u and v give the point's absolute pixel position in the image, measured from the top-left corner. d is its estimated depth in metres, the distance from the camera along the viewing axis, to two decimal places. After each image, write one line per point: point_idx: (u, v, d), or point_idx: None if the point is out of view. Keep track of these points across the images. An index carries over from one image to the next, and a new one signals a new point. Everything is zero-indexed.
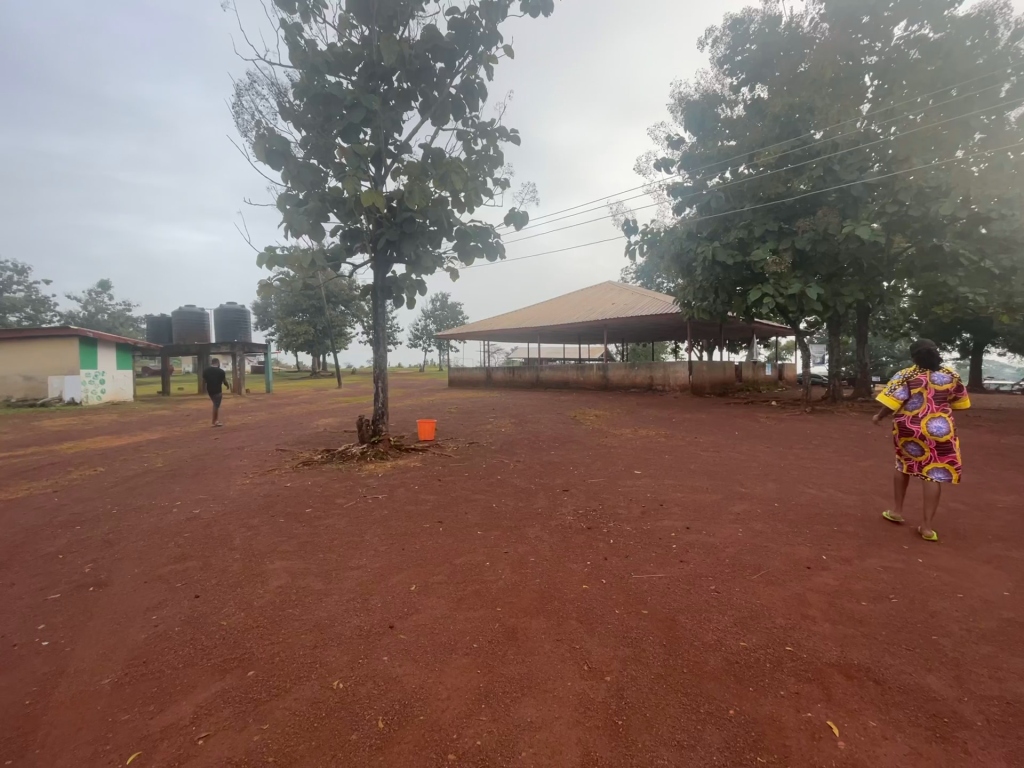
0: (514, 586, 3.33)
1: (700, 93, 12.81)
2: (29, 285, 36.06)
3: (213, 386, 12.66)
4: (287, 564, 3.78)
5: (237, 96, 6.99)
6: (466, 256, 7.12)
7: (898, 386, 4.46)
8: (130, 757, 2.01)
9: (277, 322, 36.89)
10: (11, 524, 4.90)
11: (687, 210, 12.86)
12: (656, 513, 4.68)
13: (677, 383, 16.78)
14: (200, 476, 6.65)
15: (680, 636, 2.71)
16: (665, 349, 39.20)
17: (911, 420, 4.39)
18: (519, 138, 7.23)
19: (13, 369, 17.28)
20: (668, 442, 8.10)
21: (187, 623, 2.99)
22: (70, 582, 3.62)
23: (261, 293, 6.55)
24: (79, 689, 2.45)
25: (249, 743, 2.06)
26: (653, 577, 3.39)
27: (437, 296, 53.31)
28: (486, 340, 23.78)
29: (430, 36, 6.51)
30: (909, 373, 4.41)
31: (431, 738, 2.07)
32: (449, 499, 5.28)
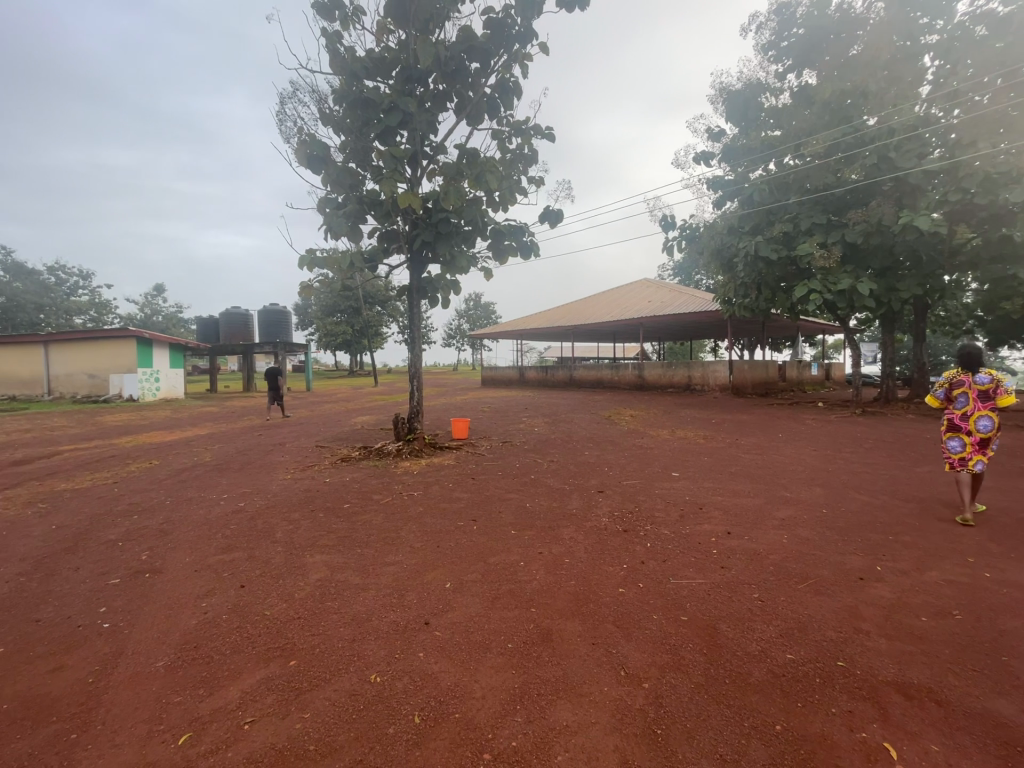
0: (549, 587, 3.30)
1: (743, 83, 12.37)
2: (93, 289, 38.84)
3: (274, 384, 13.12)
4: (326, 558, 3.88)
5: (280, 105, 7.27)
6: (500, 255, 7.13)
7: (940, 388, 4.52)
8: (182, 738, 2.10)
9: (316, 322, 38.09)
10: (77, 512, 5.25)
11: (728, 204, 12.44)
12: (695, 517, 4.54)
13: (716, 382, 16.25)
14: (244, 470, 6.93)
15: (721, 645, 2.62)
16: (702, 347, 38.14)
17: (960, 415, 4.41)
18: (554, 135, 7.19)
19: (79, 369, 18.62)
20: (706, 445, 7.85)
21: (233, 612, 3.11)
22: (128, 567, 3.84)
23: (302, 293, 6.76)
24: (136, 670, 2.59)
25: (291, 731, 2.11)
26: (693, 582, 3.30)
27: (470, 296, 53.82)
28: (519, 339, 23.76)
29: (466, 36, 6.54)
30: (951, 375, 4.45)
31: (467, 736, 2.07)
32: (482, 498, 5.28)
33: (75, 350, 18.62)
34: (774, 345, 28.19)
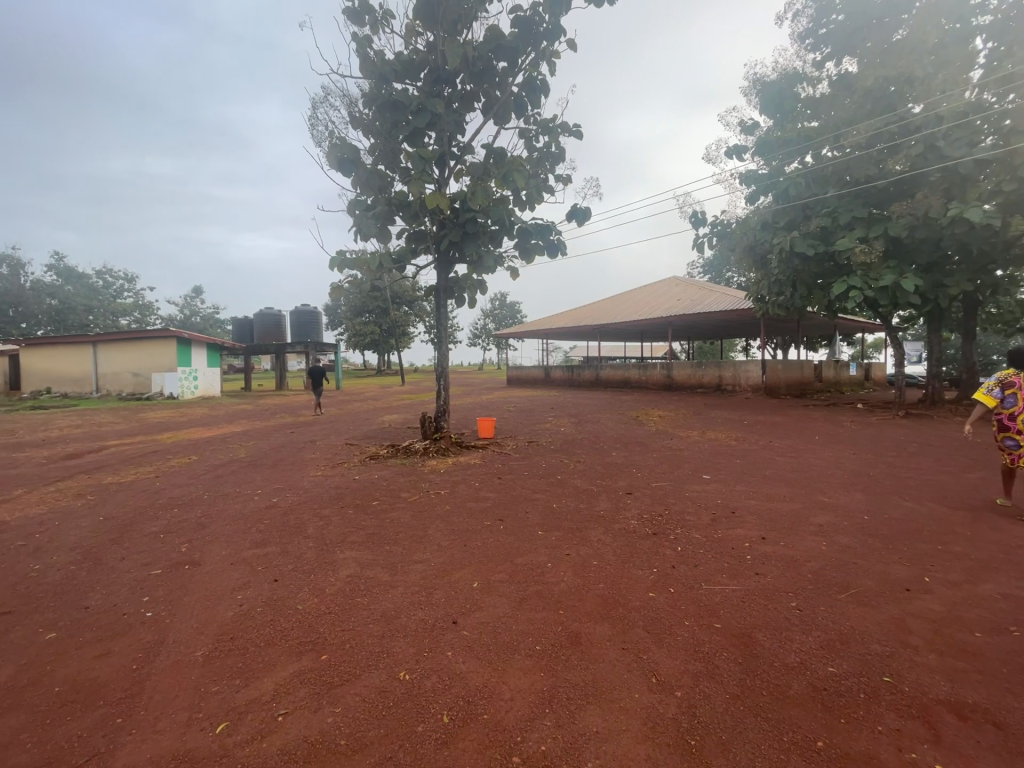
0: (578, 589, 3.26)
1: (778, 73, 11.98)
2: (138, 292, 40.82)
3: None
4: (355, 555, 3.94)
5: (312, 110, 7.43)
6: (527, 254, 7.10)
7: (992, 386, 4.28)
8: (219, 726, 2.16)
9: (345, 322, 38.92)
10: (122, 504, 5.50)
11: (762, 199, 12.06)
12: (727, 521, 4.41)
13: (748, 382, 15.81)
14: (277, 467, 7.12)
15: (757, 655, 2.53)
16: (733, 346, 37.24)
17: (1008, 416, 4.18)
18: (582, 132, 7.12)
19: (124, 368, 19.53)
20: (739, 447, 7.63)
21: (267, 605, 3.19)
22: (170, 559, 3.99)
23: (333, 294, 6.91)
24: (176, 658, 2.68)
25: (324, 724, 2.15)
26: (726, 588, 3.21)
27: (496, 295, 54.04)
28: (545, 338, 23.72)
29: (494, 35, 6.55)
30: (1003, 372, 4.21)
31: (497, 737, 2.06)
32: (509, 498, 5.28)
33: (120, 350, 19.53)
34: (809, 343, 27.27)
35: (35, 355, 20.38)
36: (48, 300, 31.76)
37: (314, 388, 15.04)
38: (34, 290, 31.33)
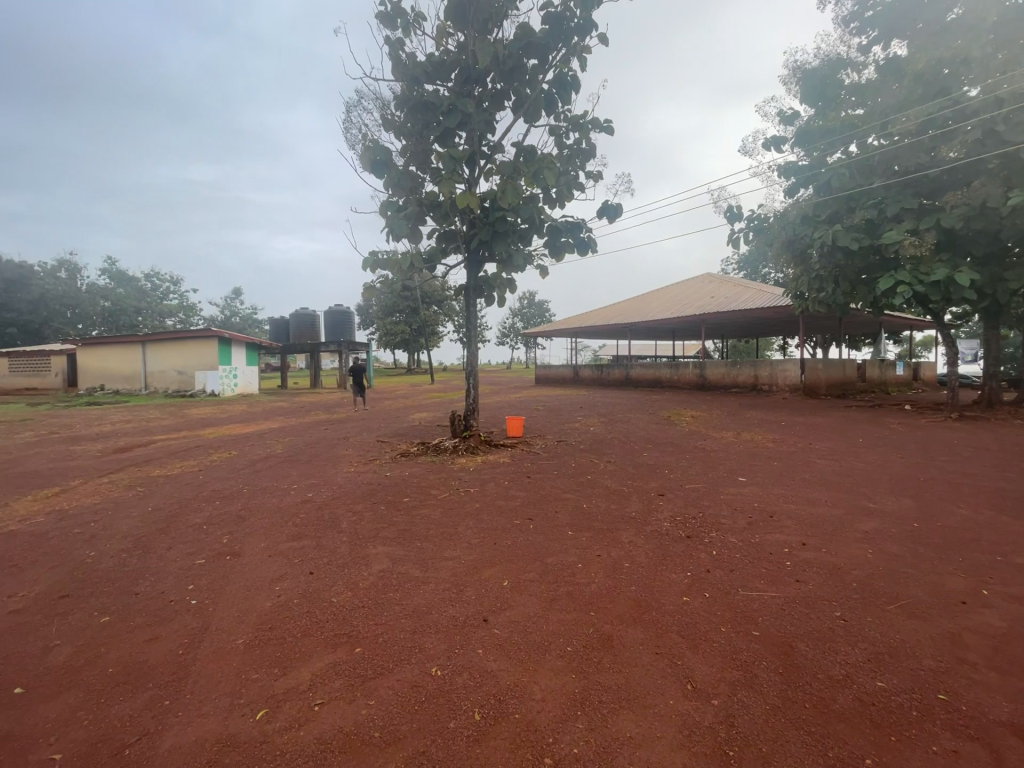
0: (610, 591, 3.22)
1: (820, 60, 11.49)
2: (183, 294, 42.89)
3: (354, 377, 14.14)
4: (387, 550, 4.00)
5: (346, 113, 7.58)
6: (557, 252, 7.06)
7: None
8: (259, 712, 2.23)
9: (377, 322, 39.69)
10: (168, 496, 5.77)
11: (802, 192, 11.62)
12: (765, 525, 4.26)
13: (786, 382, 15.25)
14: (312, 463, 7.31)
15: (799, 666, 2.42)
16: (769, 345, 36.00)
17: None
18: (613, 127, 7.02)
19: (169, 366, 20.49)
20: (776, 449, 7.36)
21: (303, 597, 3.28)
22: (211, 549, 4.16)
23: (365, 294, 7.06)
24: (218, 645, 2.78)
25: (357, 716, 2.19)
26: (764, 595, 3.10)
27: (525, 294, 53.94)
28: (574, 337, 23.57)
29: (524, 33, 6.53)
30: None
31: (529, 737, 2.05)
32: (538, 497, 5.26)
33: (167, 349, 20.48)
34: (852, 342, 26.10)
35: (91, 355, 21.53)
36: (102, 303, 33.42)
37: (357, 389, 15.42)
38: (89, 294, 33.12)
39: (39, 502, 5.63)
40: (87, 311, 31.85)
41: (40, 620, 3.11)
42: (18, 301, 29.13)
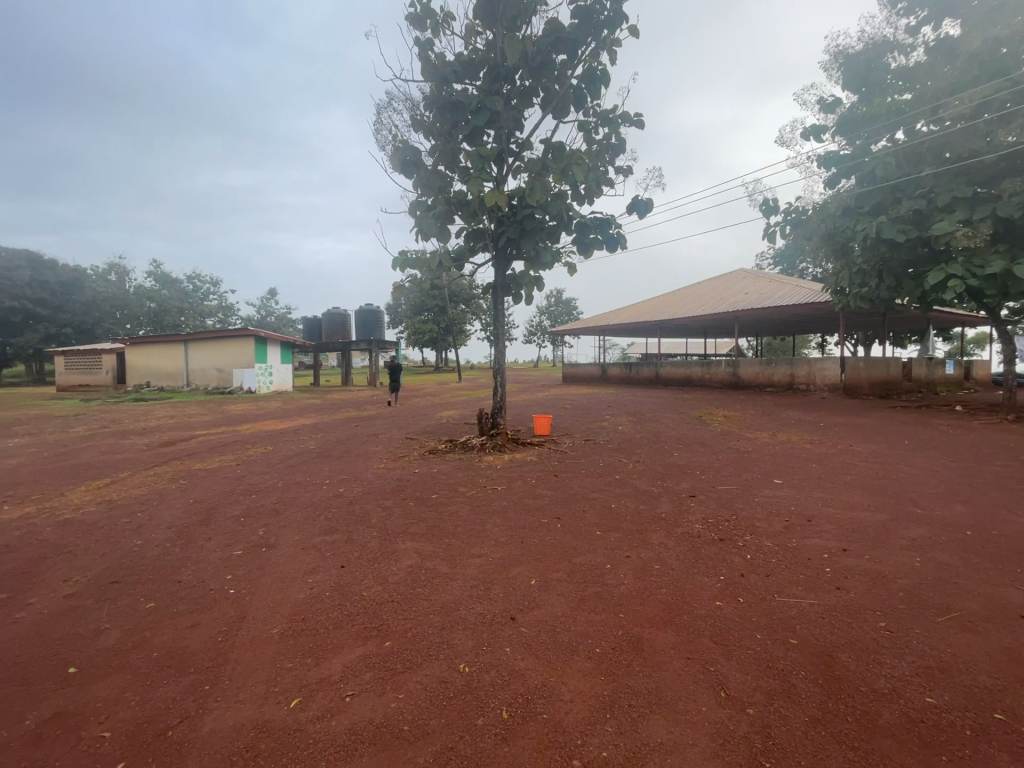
0: (639, 593, 3.15)
1: (864, 43, 10.96)
2: (222, 295, 44.71)
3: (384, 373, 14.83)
4: (415, 545, 4.05)
5: (377, 115, 7.69)
6: (586, 249, 6.98)
7: None
8: (293, 701, 2.29)
9: (406, 321, 40.34)
10: (208, 489, 6.01)
11: (844, 183, 11.12)
12: (803, 529, 4.11)
13: (824, 381, 14.67)
14: (343, 458, 7.47)
15: (840, 677, 2.32)
16: (807, 343, 34.62)
17: None
18: (643, 121, 6.89)
19: (208, 364, 21.38)
20: (814, 450, 7.08)
21: (334, 590, 3.35)
22: (248, 541, 4.30)
23: (395, 293, 7.16)
24: (254, 634, 2.87)
25: (387, 709, 2.22)
26: (802, 602, 2.98)
27: (552, 291, 53.58)
28: (602, 335, 23.35)
29: (554, 28, 6.47)
30: None
31: (555, 738, 2.03)
32: (566, 496, 5.22)
33: (208, 349, 21.32)
34: (897, 338, 24.85)
35: (138, 354, 22.56)
36: (148, 304, 35.24)
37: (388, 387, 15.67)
38: (136, 297, 34.88)
39: (90, 492, 5.94)
40: (134, 311, 33.33)
41: (93, 603, 3.29)
42: (72, 304, 30.03)
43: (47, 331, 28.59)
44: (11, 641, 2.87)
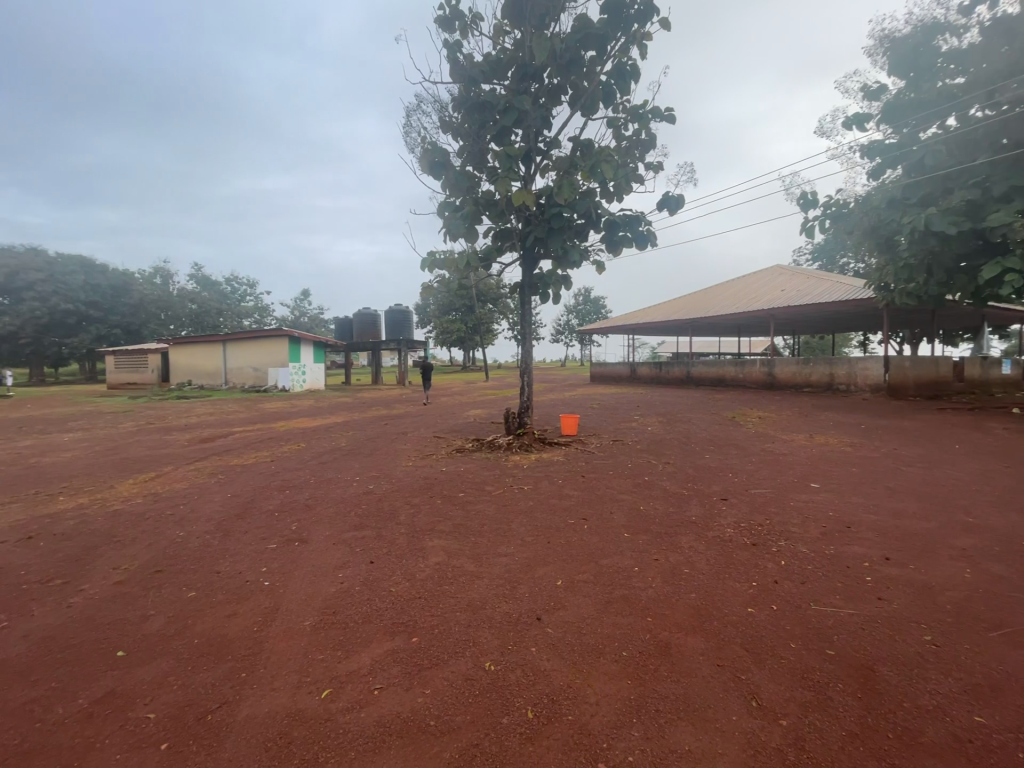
0: (668, 597, 3.10)
1: (912, 26, 10.41)
2: (258, 297, 46.38)
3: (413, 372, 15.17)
4: (442, 543, 4.09)
5: (406, 118, 7.80)
6: (614, 247, 6.90)
7: None
8: (324, 692, 2.36)
9: (435, 321, 40.87)
10: (245, 484, 6.23)
11: (889, 173, 10.59)
12: (841, 537, 3.94)
13: (866, 382, 14.06)
14: (372, 456, 7.62)
15: (880, 691, 2.22)
16: (848, 343, 33.24)
17: None
18: (674, 115, 6.76)
19: (245, 364, 22.20)
20: (855, 454, 6.77)
21: (364, 585, 3.42)
22: (282, 535, 4.44)
23: (424, 294, 7.25)
24: (288, 625, 2.96)
25: (415, 703, 2.25)
26: (840, 611, 2.87)
27: (580, 290, 53.11)
28: (630, 334, 23.05)
29: (582, 24, 6.42)
30: None
31: (580, 740, 2.02)
32: (592, 497, 5.18)
33: (245, 348, 22.11)
34: (947, 336, 23.49)
35: (180, 354, 23.57)
36: (190, 305, 36.87)
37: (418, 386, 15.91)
38: (179, 298, 36.54)
39: (137, 485, 6.27)
40: (177, 313, 34.99)
41: (139, 590, 3.47)
42: (121, 307, 31.77)
43: (99, 332, 30.36)
44: (65, 624, 3.05)
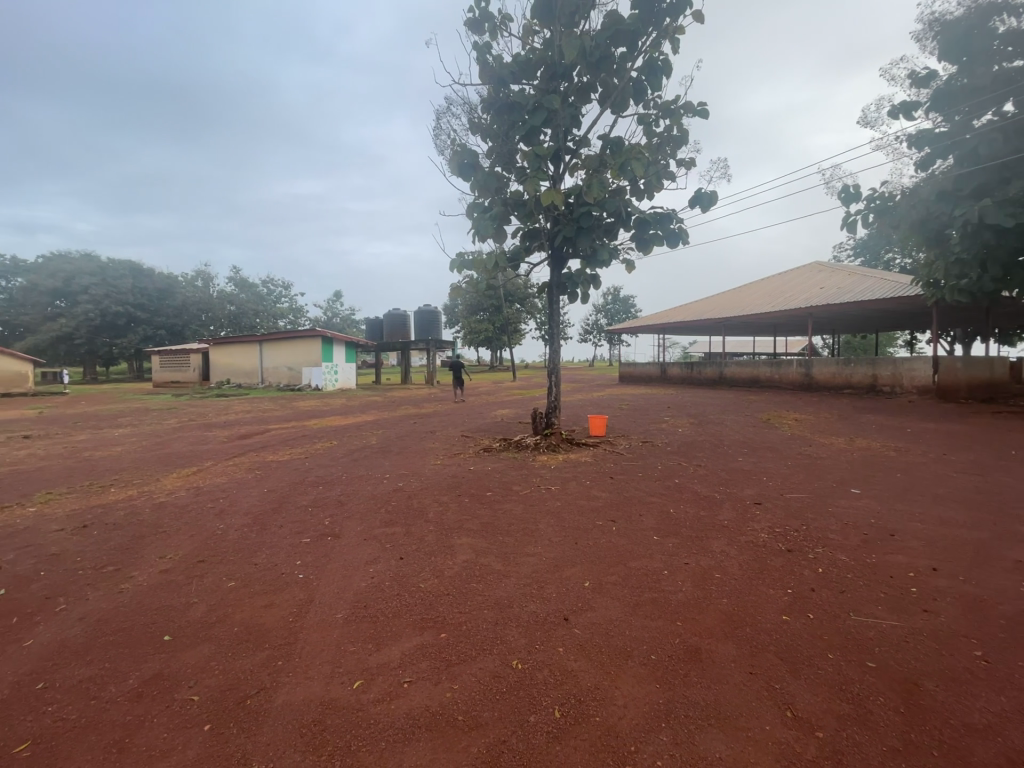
0: (698, 601, 3.05)
1: (965, 8, 9.82)
2: (293, 299, 47.88)
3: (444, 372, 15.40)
4: (470, 542, 4.13)
5: (436, 121, 7.89)
6: (645, 245, 6.81)
7: None
8: (356, 682, 2.42)
9: (462, 321, 41.26)
10: (280, 479, 6.45)
11: (940, 164, 10.04)
12: (884, 545, 3.77)
13: (914, 383, 13.47)
14: (402, 454, 7.75)
15: (926, 708, 2.11)
16: (893, 343, 31.73)
17: None
18: (707, 110, 6.61)
19: (280, 363, 22.95)
20: (900, 459, 6.45)
21: (394, 580, 3.49)
22: (316, 530, 4.58)
23: (453, 294, 7.34)
24: (322, 617, 3.06)
25: (443, 697, 2.29)
26: (882, 623, 2.75)
27: (609, 289, 52.48)
28: (660, 333, 22.67)
29: (613, 21, 6.35)
30: None
31: (608, 742, 2.01)
32: (621, 498, 5.13)
33: (281, 348, 22.86)
34: (1003, 335, 22.09)
35: (220, 354, 24.52)
36: (229, 306, 38.35)
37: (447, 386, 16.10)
38: (219, 300, 38.07)
39: (181, 479, 6.58)
40: (218, 315, 36.45)
41: (183, 579, 3.64)
42: (165, 309, 33.36)
43: (146, 333, 31.95)
44: (117, 609, 3.24)
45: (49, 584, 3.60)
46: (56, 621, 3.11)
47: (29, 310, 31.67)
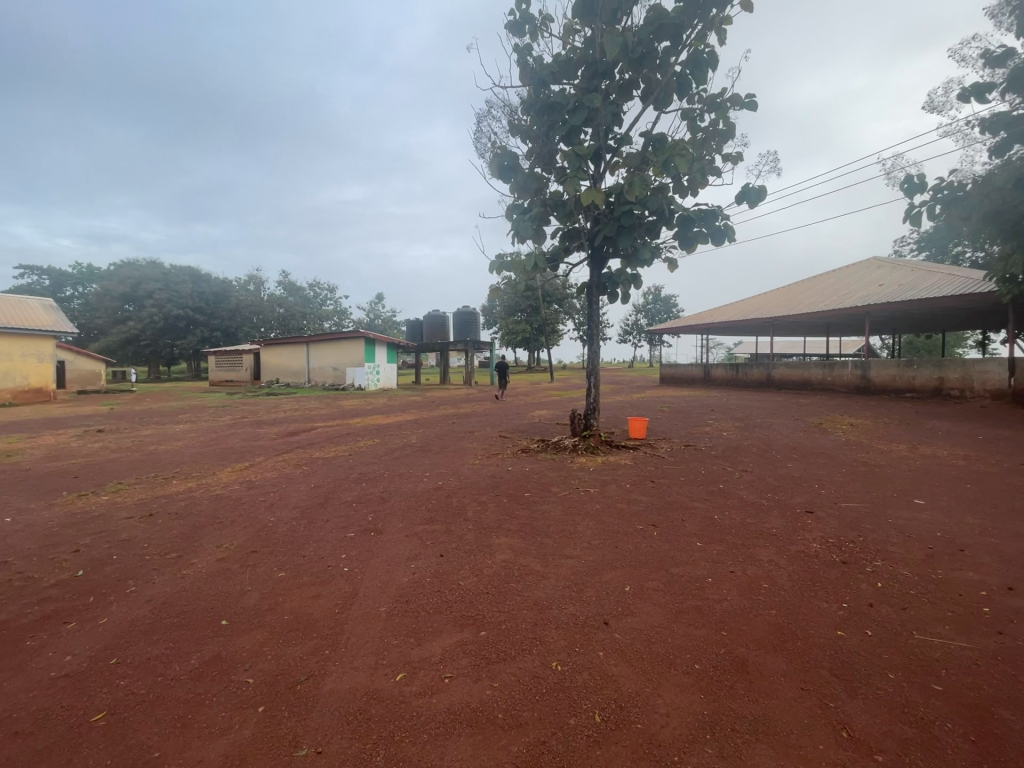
0: (745, 611, 2.94)
1: None
2: (338, 301, 49.59)
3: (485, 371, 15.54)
4: (509, 542, 4.15)
5: (477, 123, 7.97)
6: (688, 244, 6.63)
7: None
8: (398, 674, 2.48)
9: (501, 322, 41.47)
10: (325, 476, 6.69)
11: (1017, 149, 9.26)
12: (951, 560, 3.51)
13: (986, 385, 12.44)
14: (441, 453, 7.87)
15: (1001, 737, 1.95)
16: (963, 343, 29.46)
17: None
18: (755, 102, 6.38)
19: (325, 363, 23.82)
20: (971, 468, 5.98)
21: (434, 577, 3.55)
22: (360, 525, 4.73)
23: (491, 295, 7.40)
24: (366, 610, 3.15)
25: (484, 694, 2.31)
26: (950, 644, 2.56)
27: (650, 289, 51.40)
28: (704, 333, 22.01)
29: (656, 16, 6.24)
30: None
31: (651, 750, 1.97)
32: (662, 502, 5.01)
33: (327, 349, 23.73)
34: None
35: (270, 354, 25.70)
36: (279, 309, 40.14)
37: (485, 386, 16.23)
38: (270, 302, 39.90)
39: (235, 473, 6.94)
40: (268, 317, 38.23)
41: (238, 567, 3.85)
42: (221, 311, 35.29)
43: (204, 335, 33.88)
44: (179, 593, 3.46)
45: (121, 567, 3.89)
46: (126, 602, 3.36)
47: (103, 314, 34.33)
